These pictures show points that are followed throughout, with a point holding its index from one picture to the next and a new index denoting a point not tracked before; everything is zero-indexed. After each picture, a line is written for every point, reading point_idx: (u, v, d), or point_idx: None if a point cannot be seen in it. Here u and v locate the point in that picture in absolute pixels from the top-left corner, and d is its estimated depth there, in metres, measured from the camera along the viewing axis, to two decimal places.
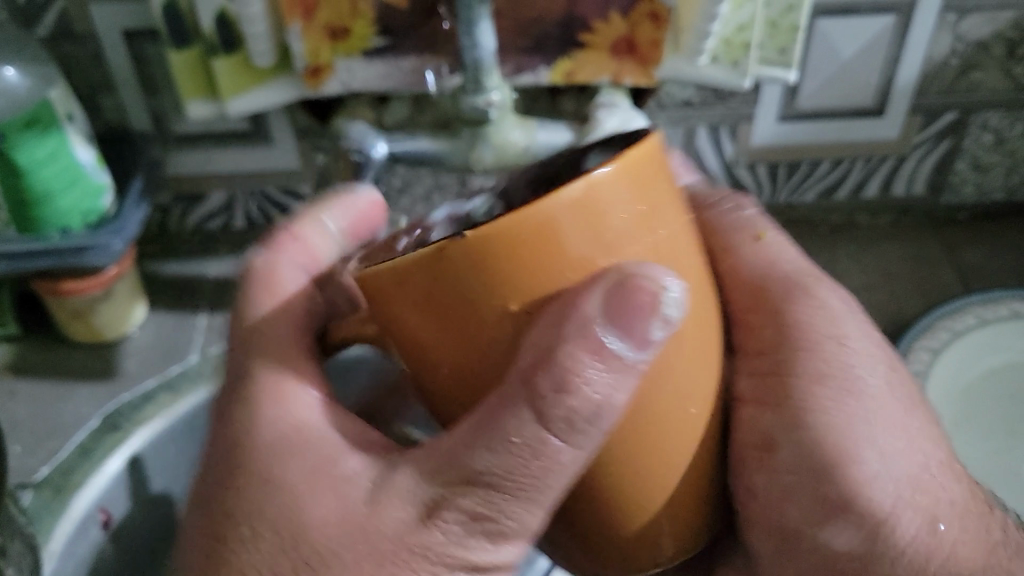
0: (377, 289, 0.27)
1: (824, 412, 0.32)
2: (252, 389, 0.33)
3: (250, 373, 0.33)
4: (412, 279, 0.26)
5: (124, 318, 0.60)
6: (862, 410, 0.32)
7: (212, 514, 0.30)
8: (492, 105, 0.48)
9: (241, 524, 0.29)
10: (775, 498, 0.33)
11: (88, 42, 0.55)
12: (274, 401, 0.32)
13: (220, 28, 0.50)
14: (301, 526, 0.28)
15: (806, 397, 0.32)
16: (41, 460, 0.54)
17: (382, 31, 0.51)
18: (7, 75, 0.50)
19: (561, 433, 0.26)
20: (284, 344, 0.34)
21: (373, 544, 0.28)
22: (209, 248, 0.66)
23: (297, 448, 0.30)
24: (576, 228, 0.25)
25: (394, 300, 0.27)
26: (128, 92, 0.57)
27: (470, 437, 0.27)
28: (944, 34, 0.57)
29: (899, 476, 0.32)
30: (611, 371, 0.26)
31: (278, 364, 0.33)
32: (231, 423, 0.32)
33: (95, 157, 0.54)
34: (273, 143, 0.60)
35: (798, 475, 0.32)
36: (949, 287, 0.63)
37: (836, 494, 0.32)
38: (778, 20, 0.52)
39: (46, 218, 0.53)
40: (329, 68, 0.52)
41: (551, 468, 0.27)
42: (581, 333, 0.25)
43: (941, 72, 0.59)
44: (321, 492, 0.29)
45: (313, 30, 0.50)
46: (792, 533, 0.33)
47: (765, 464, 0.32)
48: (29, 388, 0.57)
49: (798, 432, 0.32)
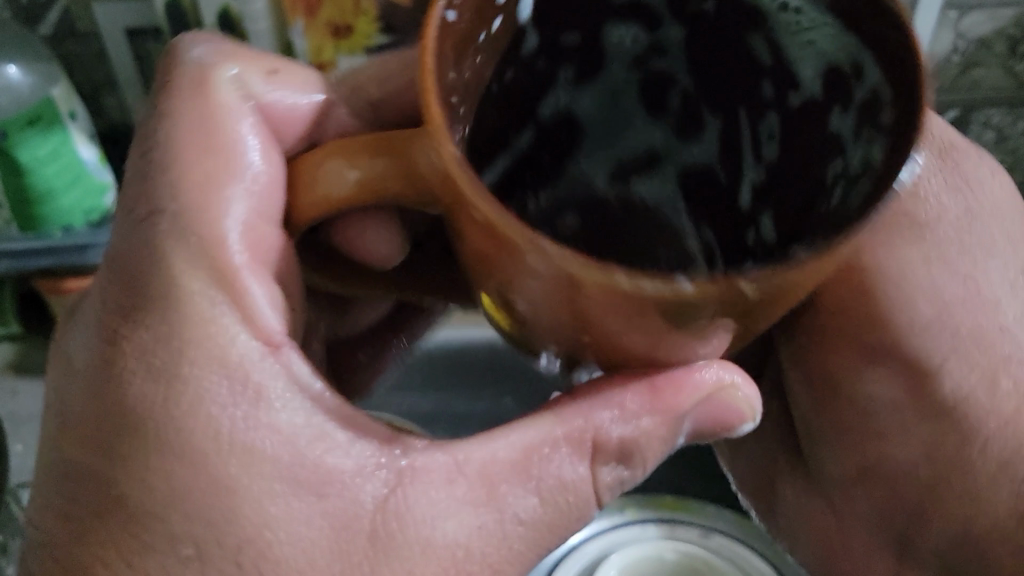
0: (525, 280, 0.20)
1: (910, 318, 0.35)
2: (184, 398, 0.26)
3: (151, 348, 0.27)
4: (597, 307, 0.20)
5: None
6: (955, 290, 0.34)
7: (106, 509, 0.25)
8: None
9: (145, 534, 0.25)
10: (831, 356, 0.37)
11: (91, 41, 0.55)
12: (241, 393, 0.26)
13: (222, 26, 0.50)
14: (271, 543, 0.26)
15: (895, 295, 0.35)
16: None
17: (386, 28, 0.50)
18: (8, 72, 0.50)
19: (623, 452, 0.28)
20: (215, 313, 0.27)
21: (342, 537, 0.26)
22: None
23: (250, 452, 0.26)
24: (793, 300, 0.21)
25: (537, 295, 0.21)
26: (130, 91, 0.57)
27: (565, 423, 0.28)
28: (946, 32, 0.57)
29: (969, 331, 0.35)
30: (672, 425, 0.28)
31: (204, 334, 0.27)
32: (147, 406, 0.26)
33: (97, 155, 0.54)
34: None
35: (867, 355, 0.36)
36: None
37: (895, 354, 0.36)
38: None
39: (48, 217, 0.53)
40: (332, 66, 0.52)
41: (619, 465, 0.29)
42: (681, 387, 0.27)
43: (943, 70, 0.59)
44: (298, 500, 0.26)
45: (317, 28, 0.50)
46: (839, 382, 0.38)
47: (846, 333, 0.36)
48: (32, 387, 0.57)
49: (889, 332, 0.35)
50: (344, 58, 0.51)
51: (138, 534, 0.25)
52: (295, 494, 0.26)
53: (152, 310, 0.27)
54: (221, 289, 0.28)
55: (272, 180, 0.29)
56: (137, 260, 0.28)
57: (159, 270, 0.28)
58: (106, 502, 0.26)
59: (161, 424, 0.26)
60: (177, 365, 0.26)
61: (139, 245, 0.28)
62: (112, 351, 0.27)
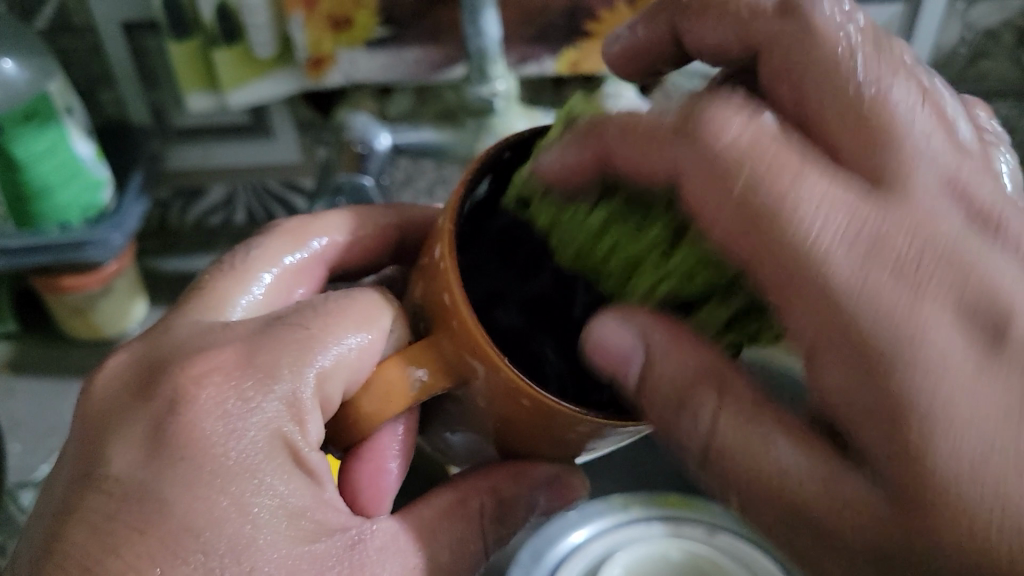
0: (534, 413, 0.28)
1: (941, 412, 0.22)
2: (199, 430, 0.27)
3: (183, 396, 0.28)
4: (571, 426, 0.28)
5: (124, 315, 0.59)
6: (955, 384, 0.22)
7: (122, 505, 0.26)
8: (497, 95, 0.47)
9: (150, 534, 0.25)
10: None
11: (87, 35, 0.54)
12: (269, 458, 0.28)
13: (220, 18, 0.49)
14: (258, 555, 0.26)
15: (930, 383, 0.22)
16: (42, 458, 0.52)
17: (386, 21, 0.50)
18: (6, 67, 0.49)
19: (503, 513, 0.32)
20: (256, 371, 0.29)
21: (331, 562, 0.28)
22: (207, 244, 0.64)
23: (255, 481, 0.27)
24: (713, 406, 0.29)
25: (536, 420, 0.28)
26: (127, 87, 0.57)
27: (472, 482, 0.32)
28: (954, 22, 0.57)
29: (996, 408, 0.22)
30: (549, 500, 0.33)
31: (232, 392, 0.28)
32: (178, 429, 0.27)
33: (93, 151, 0.54)
34: (274, 136, 0.59)
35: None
36: None
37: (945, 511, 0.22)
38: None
39: (45, 213, 0.52)
40: (331, 59, 0.51)
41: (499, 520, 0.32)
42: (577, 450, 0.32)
43: (950, 61, 0.59)
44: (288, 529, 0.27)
45: (316, 21, 0.49)
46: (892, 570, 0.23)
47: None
48: (28, 386, 0.56)
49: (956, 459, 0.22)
50: (344, 52, 0.51)
51: (145, 522, 0.26)
52: (289, 528, 0.27)
53: (236, 371, 0.29)
54: (287, 396, 0.29)
55: (361, 357, 0.31)
56: (232, 346, 0.30)
57: (253, 349, 0.30)
58: (142, 515, 0.26)
59: (199, 449, 0.27)
60: (218, 418, 0.28)
61: (225, 332, 0.31)
62: (179, 385, 0.28)
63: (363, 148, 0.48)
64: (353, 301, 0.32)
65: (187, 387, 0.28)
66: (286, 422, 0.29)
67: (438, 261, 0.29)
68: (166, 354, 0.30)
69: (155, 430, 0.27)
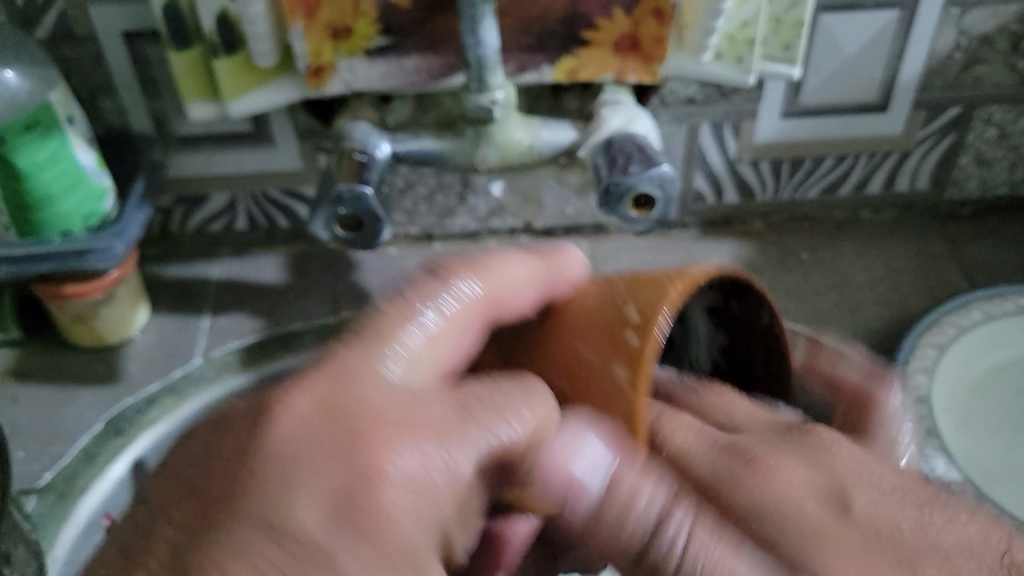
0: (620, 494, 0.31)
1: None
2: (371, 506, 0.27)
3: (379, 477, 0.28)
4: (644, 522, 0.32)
5: (127, 322, 0.60)
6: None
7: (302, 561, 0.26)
8: (496, 104, 0.48)
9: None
10: None
11: (88, 44, 0.54)
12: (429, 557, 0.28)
13: (220, 28, 0.49)
14: None
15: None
16: (45, 465, 0.53)
17: (385, 30, 0.51)
18: (6, 77, 0.50)
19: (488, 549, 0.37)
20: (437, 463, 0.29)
21: None
22: (210, 251, 0.66)
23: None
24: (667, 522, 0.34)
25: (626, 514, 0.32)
26: (128, 95, 0.57)
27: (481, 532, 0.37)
28: (948, 29, 0.57)
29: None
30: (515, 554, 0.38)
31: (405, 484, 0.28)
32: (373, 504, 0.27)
33: (95, 159, 0.54)
34: (275, 144, 0.60)
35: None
36: (952, 282, 0.62)
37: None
38: (783, 17, 0.52)
39: (46, 221, 0.52)
40: (331, 68, 0.51)
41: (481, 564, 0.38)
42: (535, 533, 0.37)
43: (945, 67, 0.59)
44: None
45: (316, 30, 0.49)
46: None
47: None
48: (31, 393, 0.57)
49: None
50: (343, 60, 0.51)
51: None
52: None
53: (429, 445, 0.29)
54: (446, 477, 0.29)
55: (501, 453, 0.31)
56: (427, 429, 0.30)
57: (450, 434, 0.30)
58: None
59: (382, 520, 0.27)
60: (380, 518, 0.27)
61: (416, 403, 0.31)
62: (374, 460, 0.28)
63: (363, 156, 0.48)
64: (505, 391, 0.32)
65: (388, 463, 0.28)
66: (438, 484, 0.29)
67: (636, 342, 0.30)
68: (355, 414, 0.29)
69: (349, 497, 0.27)
